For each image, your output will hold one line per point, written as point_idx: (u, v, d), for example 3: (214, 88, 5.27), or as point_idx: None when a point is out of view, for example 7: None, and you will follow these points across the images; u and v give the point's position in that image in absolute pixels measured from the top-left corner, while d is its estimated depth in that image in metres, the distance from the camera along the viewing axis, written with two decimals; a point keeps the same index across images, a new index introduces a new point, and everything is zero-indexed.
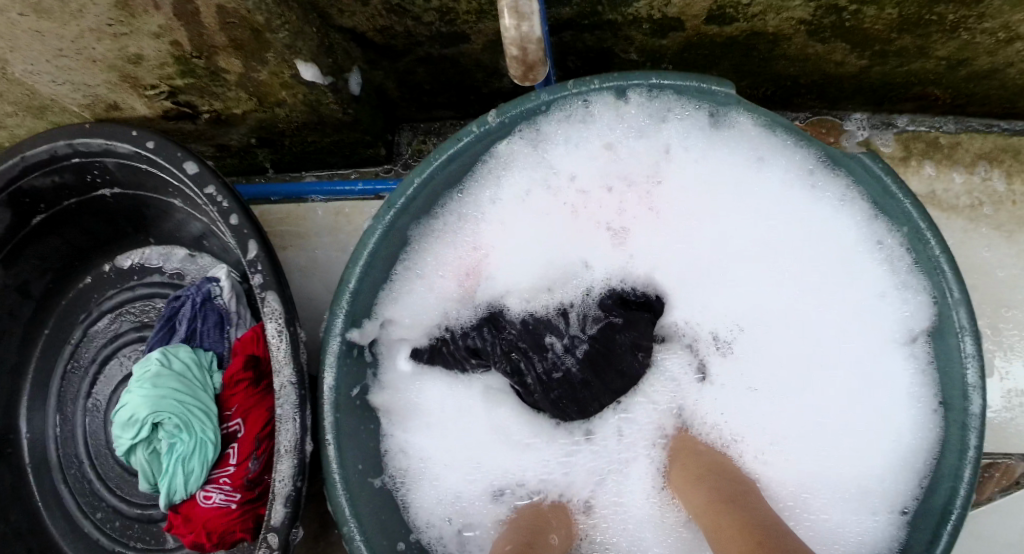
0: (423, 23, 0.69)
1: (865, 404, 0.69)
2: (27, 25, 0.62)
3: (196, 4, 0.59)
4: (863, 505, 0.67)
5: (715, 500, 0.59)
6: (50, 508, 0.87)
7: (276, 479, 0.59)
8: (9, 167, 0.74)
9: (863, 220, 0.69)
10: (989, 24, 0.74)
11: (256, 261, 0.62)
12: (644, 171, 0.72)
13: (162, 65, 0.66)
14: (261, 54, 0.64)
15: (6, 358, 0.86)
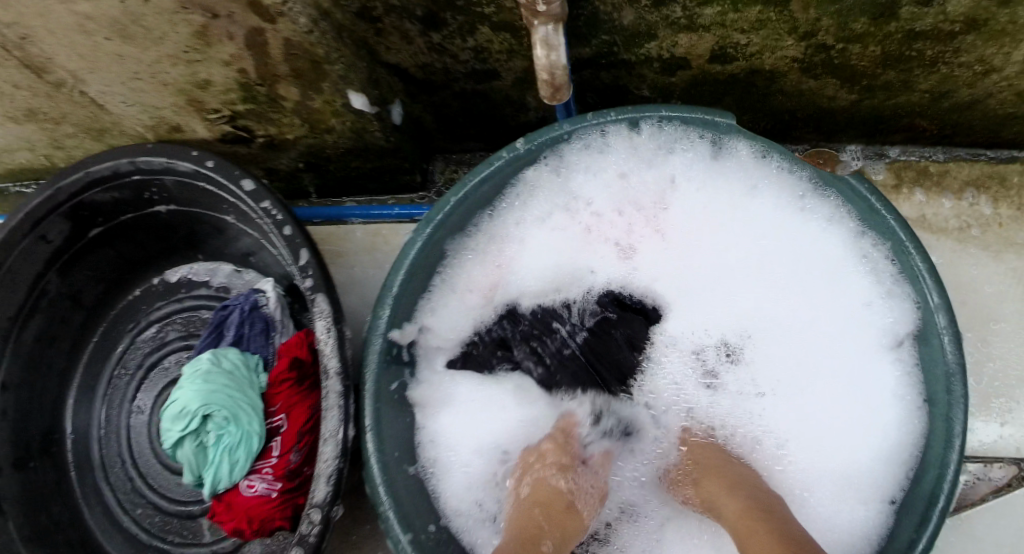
0: (459, 61, 0.78)
1: (857, 404, 0.74)
2: (110, 47, 0.69)
3: (267, 36, 0.66)
4: (857, 496, 0.72)
5: (749, 507, 0.60)
6: (91, 503, 0.93)
7: (321, 460, 0.66)
8: (74, 182, 0.81)
9: (851, 236, 0.75)
10: (965, 58, 0.81)
11: (308, 265, 0.70)
12: (649, 198, 0.80)
13: (227, 91, 0.74)
14: (318, 84, 0.72)
15: (57, 359, 0.93)
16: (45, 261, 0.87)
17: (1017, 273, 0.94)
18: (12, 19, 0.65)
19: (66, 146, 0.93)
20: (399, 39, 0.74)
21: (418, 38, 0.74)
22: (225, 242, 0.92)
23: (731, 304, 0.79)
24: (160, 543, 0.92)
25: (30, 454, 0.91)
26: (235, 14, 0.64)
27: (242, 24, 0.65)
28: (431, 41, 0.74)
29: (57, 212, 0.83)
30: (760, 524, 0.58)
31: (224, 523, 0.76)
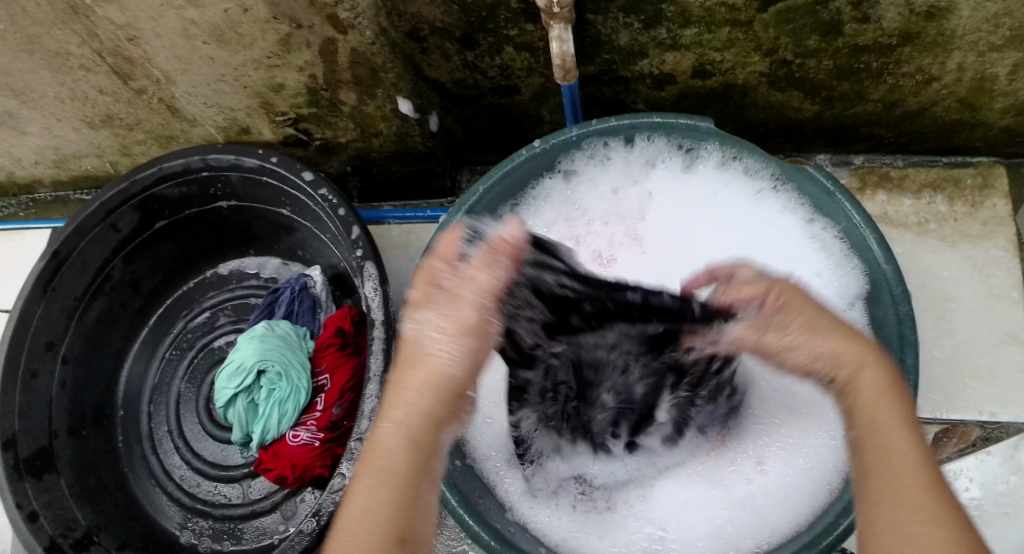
0: (488, 77, 0.93)
1: None
2: (206, 50, 0.85)
3: (337, 46, 0.82)
4: (825, 434, 0.82)
5: (884, 399, 0.57)
6: (136, 471, 1.13)
7: (366, 398, 0.83)
8: (147, 176, 1.03)
9: (804, 221, 0.89)
10: (906, 69, 0.95)
11: (358, 239, 0.88)
12: (631, 207, 0.96)
13: (296, 96, 0.91)
14: (373, 90, 0.89)
15: (115, 339, 1.17)
16: (112, 249, 1.10)
17: (973, 261, 1.05)
18: (127, 21, 0.82)
19: (131, 153, 1.20)
20: (439, 57, 0.90)
21: (455, 57, 0.89)
22: (274, 238, 1.13)
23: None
24: (201, 505, 1.10)
25: (84, 423, 1.12)
26: (316, 26, 0.79)
27: (320, 34, 0.80)
28: (465, 59, 0.89)
29: (130, 203, 1.06)
30: (887, 415, 0.56)
31: (271, 469, 0.92)
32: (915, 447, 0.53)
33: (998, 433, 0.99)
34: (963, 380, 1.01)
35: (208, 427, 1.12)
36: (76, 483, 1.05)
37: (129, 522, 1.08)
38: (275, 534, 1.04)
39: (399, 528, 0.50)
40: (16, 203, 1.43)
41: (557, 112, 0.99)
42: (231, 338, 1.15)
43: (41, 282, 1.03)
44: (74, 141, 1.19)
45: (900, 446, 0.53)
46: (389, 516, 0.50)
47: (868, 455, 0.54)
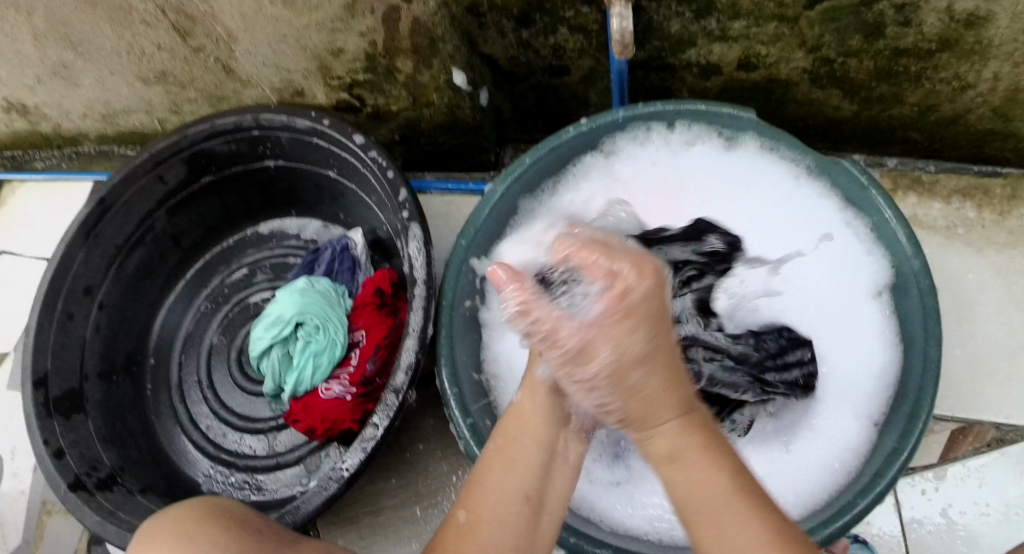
0: (540, 56, 0.96)
1: (847, 345, 0.90)
2: (271, 11, 0.88)
3: (401, 14, 0.85)
4: (845, 417, 0.87)
5: (689, 453, 0.59)
6: (163, 419, 1.16)
7: (404, 352, 0.86)
8: (199, 131, 1.06)
9: (838, 210, 0.92)
10: (943, 75, 0.97)
11: (405, 201, 0.92)
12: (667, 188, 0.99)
13: (355, 60, 0.94)
14: (429, 60, 0.92)
15: (150, 291, 1.20)
16: (157, 201, 1.13)
17: (998, 268, 1.08)
18: None
19: (181, 111, 1.23)
20: (495, 33, 0.93)
21: (511, 34, 0.92)
22: (317, 201, 1.17)
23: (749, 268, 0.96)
24: (226, 455, 1.12)
25: (114, 369, 1.14)
26: None
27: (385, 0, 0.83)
28: (520, 37, 0.92)
29: (180, 156, 1.09)
30: (701, 471, 0.58)
31: (301, 420, 0.96)
32: (749, 507, 0.55)
33: (1013, 436, 1.02)
34: (982, 383, 1.04)
35: (238, 378, 1.15)
36: (104, 427, 1.08)
37: (154, 468, 1.10)
38: (297, 486, 1.06)
39: (526, 488, 0.62)
40: (59, 154, 1.45)
41: (604, 95, 1.02)
42: (267, 295, 1.19)
43: (85, 228, 1.07)
44: (126, 96, 1.22)
45: (732, 514, 0.55)
46: (519, 479, 0.63)
47: (707, 532, 0.56)
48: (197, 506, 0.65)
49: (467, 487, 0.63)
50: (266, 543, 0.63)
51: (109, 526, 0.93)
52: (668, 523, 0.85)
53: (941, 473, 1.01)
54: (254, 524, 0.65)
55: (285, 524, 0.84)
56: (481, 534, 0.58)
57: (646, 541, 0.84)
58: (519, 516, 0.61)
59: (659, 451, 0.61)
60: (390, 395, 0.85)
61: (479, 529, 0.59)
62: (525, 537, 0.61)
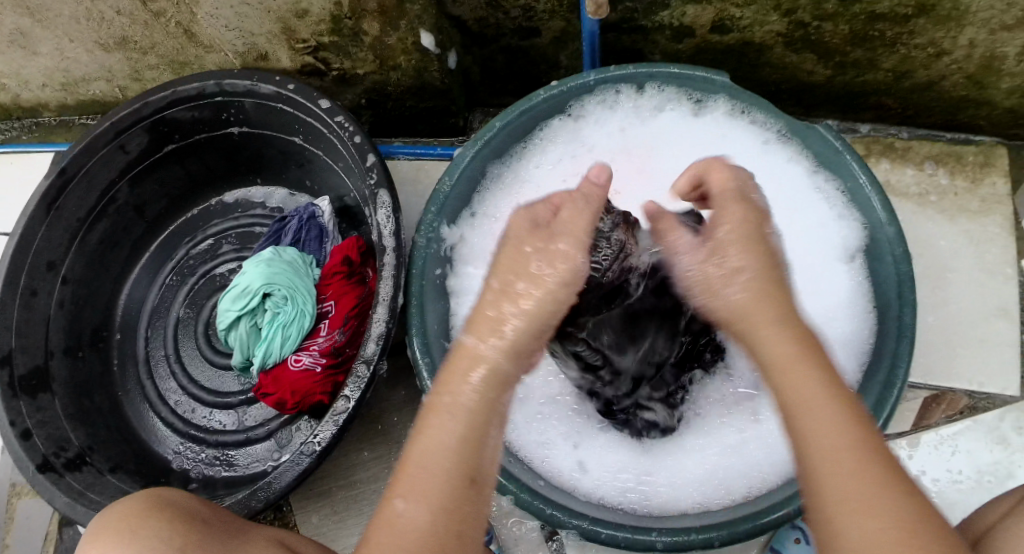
0: (510, 17, 0.94)
1: (816, 307, 0.90)
2: None
3: None
4: None
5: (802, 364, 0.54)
6: (129, 396, 1.13)
7: (374, 321, 0.84)
8: (160, 99, 1.03)
9: (807, 173, 0.92)
10: (918, 40, 0.96)
11: (373, 166, 0.90)
12: (639, 151, 0.98)
13: (319, 23, 0.91)
14: (396, 22, 0.89)
15: (114, 265, 1.17)
16: (120, 170, 1.10)
17: (969, 235, 1.08)
18: None
19: (142, 78, 1.20)
20: None
21: None
22: (283, 167, 1.15)
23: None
24: (195, 431, 1.09)
25: (80, 345, 1.11)
26: None
27: None
28: None
29: (141, 125, 1.06)
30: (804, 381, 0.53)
31: (270, 395, 0.93)
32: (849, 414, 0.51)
33: (985, 403, 1.03)
34: (953, 349, 1.04)
35: (205, 352, 1.12)
36: (70, 405, 1.05)
37: (122, 445, 1.07)
38: (268, 461, 1.04)
39: (469, 470, 0.55)
40: (19, 126, 1.40)
41: (576, 58, 1.01)
42: (233, 266, 1.16)
43: (46, 201, 1.04)
44: (86, 63, 1.17)
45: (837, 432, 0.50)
46: (454, 461, 0.55)
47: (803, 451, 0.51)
48: (144, 495, 0.67)
49: (399, 469, 0.56)
50: (211, 528, 0.65)
51: (78, 508, 0.91)
52: (638, 493, 0.84)
53: (914, 441, 1.02)
54: (199, 511, 0.67)
55: (256, 501, 0.82)
56: (421, 529, 0.52)
57: (620, 510, 0.82)
58: (461, 500, 0.54)
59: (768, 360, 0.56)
60: (361, 366, 0.83)
61: (419, 523, 0.53)
62: (468, 521, 0.54)
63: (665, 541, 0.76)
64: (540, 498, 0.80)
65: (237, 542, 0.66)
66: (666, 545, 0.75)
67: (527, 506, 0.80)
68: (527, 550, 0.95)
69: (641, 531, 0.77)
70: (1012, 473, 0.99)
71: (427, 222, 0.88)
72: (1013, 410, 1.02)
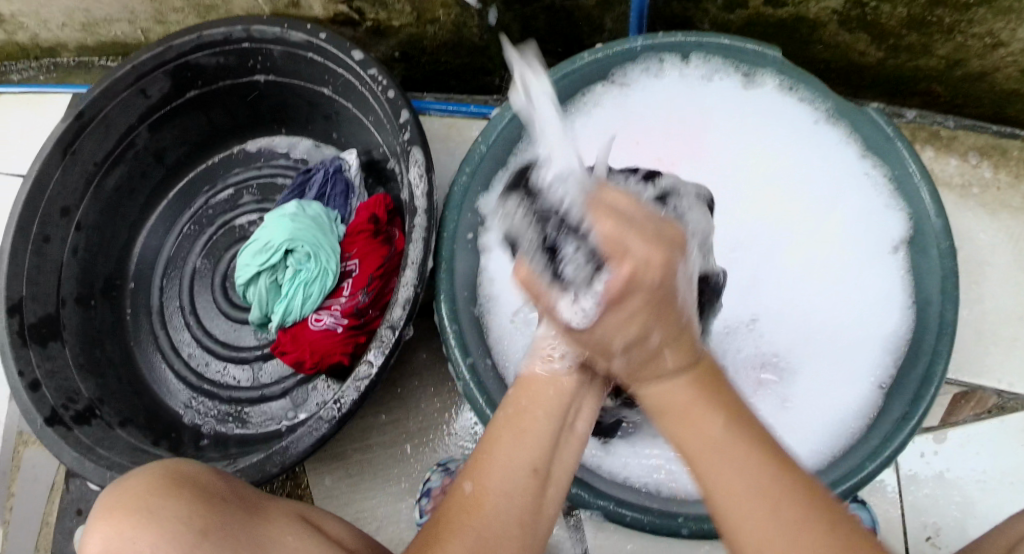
0: None
1: (862, 294, 0.90)
2: None
3: None
4: (849, 377, 0.87)
5: (689, 411, 0.49)
6: (142, 347, 1.10)
7: (402, 284, 0.81)
8: (186, 42, 1.00)
9: (858, 156, 0.90)
10: (977, 29, 0.93)
11: (406, 123, 0.87)
12: (684, 120, 0.95)
13: None
14: None
15: (129, 213, 1.13)
16: (140, 115, 1.07)
17: (1010, 231, 1.05)
18: None
19: (166, 21, 1.15)
20: None
21: None
22: (307, 119, 1.11)
23: (740, 239, 0.93)
24: (208, 386, 1.07)
25: (92, 294, 1.08)
26: None
27: None
28: None
29: (164, 69, 1.02)
30: (699, 427, 0.48)
31: (288, 352, 0.92)
32: (763, 454, 0.47)
33: (1015, 404, 1.01)
34: (985, 345, 1.03)
35: (222, 306, 1.09)
36: (81, 354, 1.02)
37: (132, 397, 1.05)
38: (283, 419, 1.01)
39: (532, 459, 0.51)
40: (36, 67, 1.35)
41: (621, 22, 0.97)
42: (253, 218, 1.13)
43: (62, 143, 1.00)
44: (109, 4, 1.13)
45: (734, 480, 0.47)
46: (527, 454, 0.51)
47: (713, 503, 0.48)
48: (160, 468, 0.56)
49: (473, 453, 0.52)
50: (233, 505, 0.56)
51: (86, 463, 0.88)
52: (666, 473, 0.83)
53: (940, 436, 1.00)
54: (220, 490, 0.56)
55: (273, 466, 0.80)
56: (489, 509, 0.49)
57: (644, 491, 0.82)
58: (525, 492, 0.50)
59: (656, 408, 0.51)
60: (386, 330, 0.81)
61: (487, 504, 0.49)
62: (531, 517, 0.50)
63: (691, 527, 0.76)
64: None
65: (260, 520, 0.56)
66: (691, 531, 0.76)
67: None
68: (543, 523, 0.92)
69: (666, 515, 0.77)
70: None
71: (460, 184, 0.85)
72: None
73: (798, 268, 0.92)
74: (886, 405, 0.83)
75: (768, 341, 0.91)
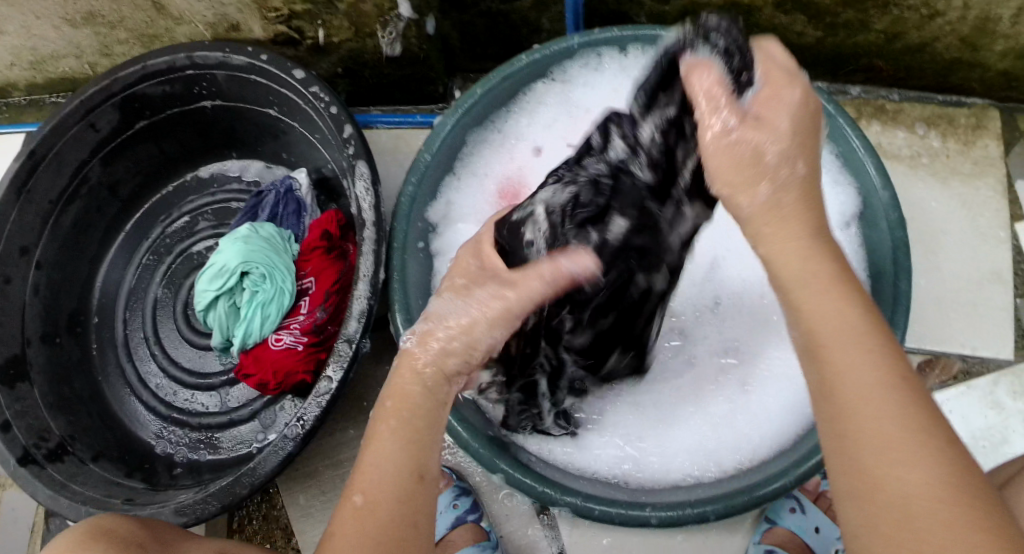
0: None
1: None
2: None
3: None
4: None
5: (822, 291, 0.51)
6: (110, 381, 1.10)
7: (355, 297, 0.82)
8: (132, 73, 1.00)
9: None
10: (912, 0, 0.94)
11: (350, 137, 0.87)
12: None
13: None
14: None
15: (89, 248, 1.13)
16: (92, 149, 1.06)
17: (962, 198, 1.07)
18: None
19: (112, 53, 1.15)
20: None
21: None
22: (257, 141, 1.11)
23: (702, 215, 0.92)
24: (178, 414, 1.07)
25: (57, 331, 1.08)
26: None
27: None
28: None
29: (112, 101, 1.02)
30: (828, 307, 0.50)
31: (252, 375, 0.92)
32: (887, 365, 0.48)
33: (979, 368, 1.02)
34: (946, 313, 1.03)
35: (185, 333, 1.09)
36: (50, 393, 1.02)
37: (104, 432, 1.04)
38: (254, 442, 1.02)
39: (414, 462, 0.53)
40: None
41: (557, 21, 0.98)
42: (210, 244, 1.13)
43: (16, 184, 1.00)
44: (53, 40, 1.13)
45: (857, 363, 0.48)
46: (403, 454, 0.53)
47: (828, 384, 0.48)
48: (83, 526, 0.63)
49: (356, 467, 0.54)
50: None
51: (62, 500, 0.89)
52: (630, 463, 0.84)
53: None
54: (140, 538, 0.64)
55: (244, 485, 0.80)
56: (379, 514, 0.51)
57: (610, 483, 0.82)
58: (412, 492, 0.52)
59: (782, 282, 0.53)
60: (343, 344, 0.81)
61: (379, 509, 0.51)
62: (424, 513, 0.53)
63: (659, 516, 0.76)
64: (529, 474, 0.80)
65: None
66: (660, 519, 0.76)
67: (517, 483, 0.79)
68: (518, 525, 0.94)
69: (634, 507, 0.77)
70: (1007, 439, 0.98)
71: (407, 195, 0.86)
72: (1007, 374, 1.01)
73: None
74: None
75: (728, 327, 0.88)
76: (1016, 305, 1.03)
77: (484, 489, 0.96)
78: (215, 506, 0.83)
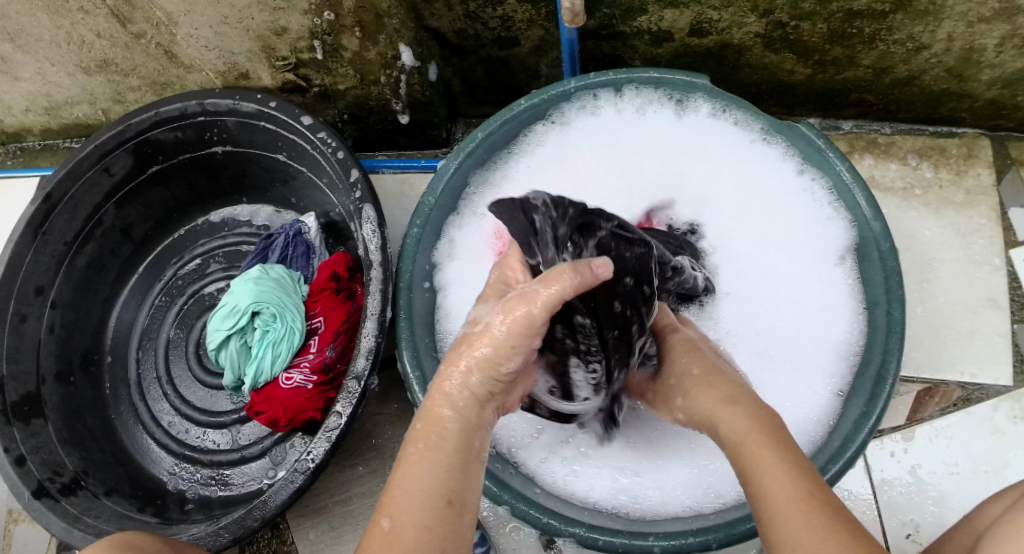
0: (488, 28, 0.94)
1: (818, 292, 0.91)
2: None
3: None
4: (811, 383, 0.88)
5: (757, 452, 0.55)
6: (123, 419, 1.12)
7: (363, 333, 0.84)
8: (145, 120, 1.04)
9: (797, 171, 0.94)
10: (897, 36, 0.97)
11: (357, 181, 0.90)
12: (626, 149, 0.98)
13: (299, 39, 0.92)
14: (376, 36, 0.90)
15: (102, 288, 1.16)
16: (105, 193, 1.10)
17: (955, 227, 1.09)
18: None
19: (125, 100, 1.19)
20: (441, 6, 0.91)
21: (457, 6, 0.90)
22: (267, 185, 1.15)
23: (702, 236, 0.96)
24: (190, 452, 1.09)
25: (71, 369, 1.10)
26: None
27: None
28: (467, 9, 0.91)
29: (126, 146, 1.06)
30: (767, 468, 0.54)
31: (262, 412, 0.93)
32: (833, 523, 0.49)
33: (979, 394, 1.03)
34: (944, 340, 1.05)
35: (197, 373, 1.12)
36: (63, 429, 1.04)
37: (116, 468, 1.06)
38: (264, 479, 1.04)
39: (448, 491, 0.55)
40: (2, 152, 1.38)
41: (555, 65, 1.02)
42: (221, 285, 1.16)
43: (32, 226, 1.03)
44: (68, 87, 1.17)
45: (800, 519, 0.50)
46: (436, 481, 0.55)
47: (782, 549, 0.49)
48: (108, 541, 0.65)
49: (385, 493, 0.56)
50: None
51: (75, 533, 0.91)
52: (629, 495, 0.85)
53: (908, 434, 1.02)
54: None
55: (254, 520, 0.82)
56: (402, 542, 0.52)
57: (614, 516, 0.83)
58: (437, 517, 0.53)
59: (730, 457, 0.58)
60: (351, 382, 0.83)
61: (404, 535, 0.52)
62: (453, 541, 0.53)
63: (662, 545, 0.78)
64: (535, 506, 0.82)
65: None
66: (664, 548, 0.78)
67: (523, 515, 0.82)
68: None
69: (637, 536, 0.79)
70: (1008, 463, 0.99)
71: (412, 236, 0.89)
72: (1007, 399, 1.02)
73: (754, 264, 0.95)
74: (851, 405, 0.84)
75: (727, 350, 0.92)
76: (1013, 331, 1.05)
77: (492, 524, 0.97)
78: (226, 539, 0.84)
